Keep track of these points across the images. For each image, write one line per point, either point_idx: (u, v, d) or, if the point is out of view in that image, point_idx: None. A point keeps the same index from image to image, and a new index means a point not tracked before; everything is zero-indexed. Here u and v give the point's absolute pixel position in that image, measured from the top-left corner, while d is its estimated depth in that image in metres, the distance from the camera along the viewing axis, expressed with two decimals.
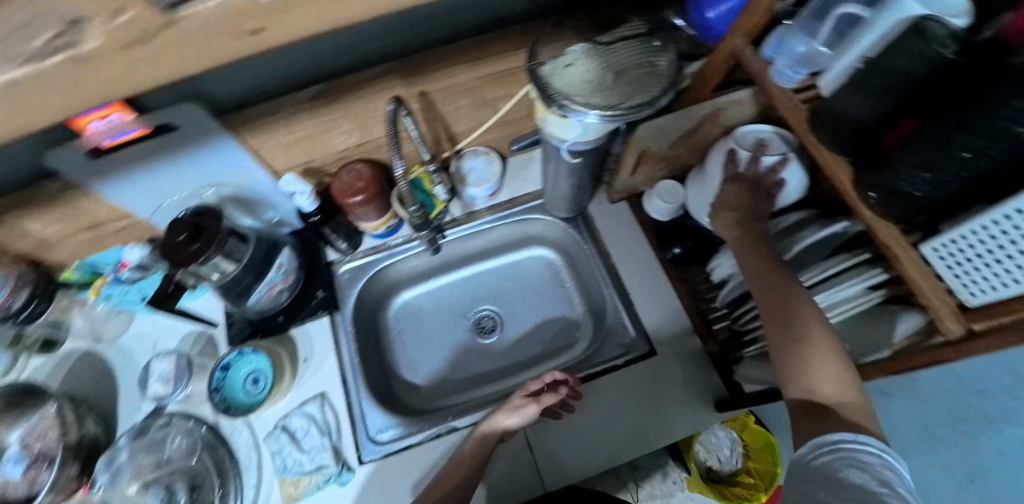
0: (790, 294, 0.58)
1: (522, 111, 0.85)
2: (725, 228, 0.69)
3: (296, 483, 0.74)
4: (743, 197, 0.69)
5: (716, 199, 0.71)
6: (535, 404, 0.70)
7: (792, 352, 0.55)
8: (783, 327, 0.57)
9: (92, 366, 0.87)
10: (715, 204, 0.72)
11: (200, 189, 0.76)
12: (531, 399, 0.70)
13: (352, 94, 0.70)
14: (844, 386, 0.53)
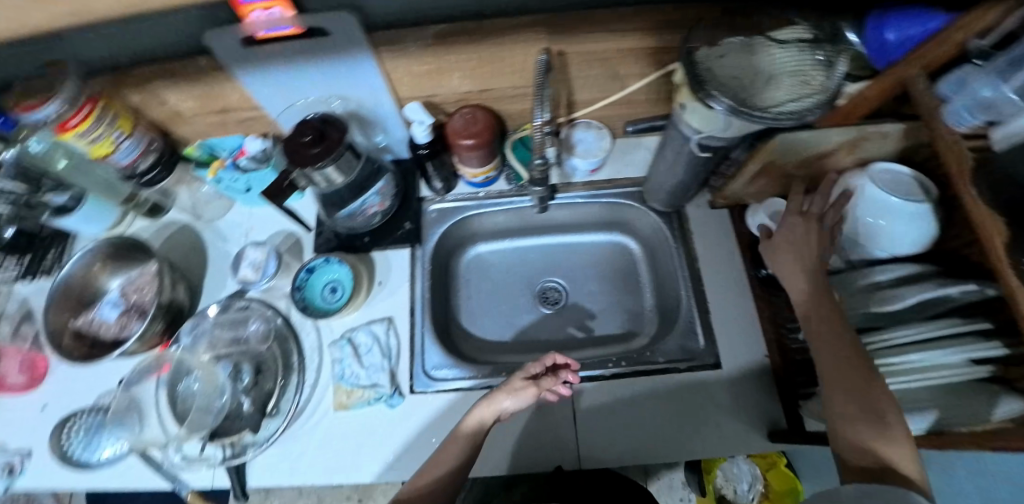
0: (853, 361, 0.56)
1: (647, 94, 0.83)
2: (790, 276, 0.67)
3: (349, 393, 0.79)
4: (811, 235, 0.67)
5: (779, 233, 0.69)
6: (533, 389, 0.69)
7: (848, 422, 0.53)
8: (852, 398, 0.54)
9: (189, 238, 0.94)
10: (775, 237, 0.70)
11: (327, 99, 0.78)
12: (529, 384, 0.69)
13: (494, 38, 0.70)
14: (911, 464, 0.50)
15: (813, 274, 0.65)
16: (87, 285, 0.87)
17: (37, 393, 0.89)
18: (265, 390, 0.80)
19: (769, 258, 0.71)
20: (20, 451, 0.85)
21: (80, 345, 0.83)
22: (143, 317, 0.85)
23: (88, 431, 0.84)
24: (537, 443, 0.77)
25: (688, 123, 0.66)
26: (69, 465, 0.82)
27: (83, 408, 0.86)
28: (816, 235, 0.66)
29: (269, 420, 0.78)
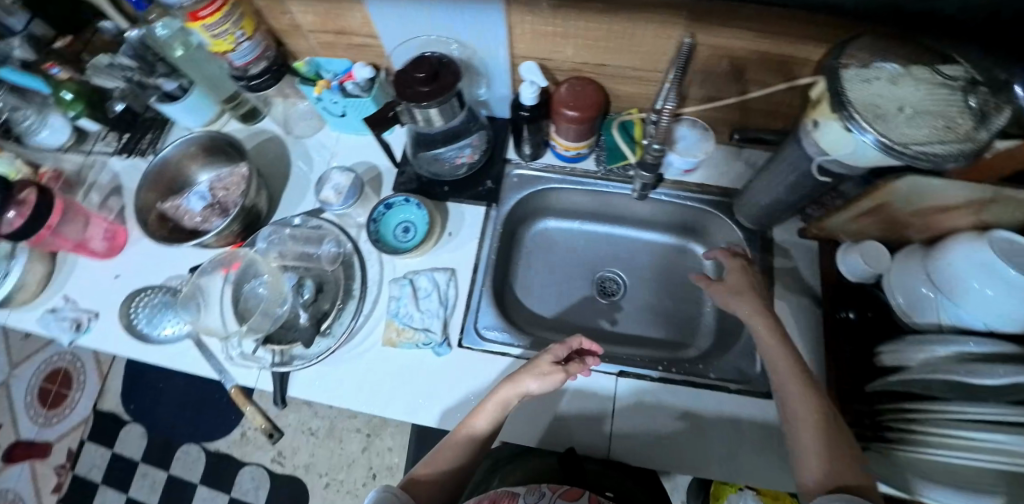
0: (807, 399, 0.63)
1: (764, 102, 0.81)
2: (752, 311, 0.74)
3: (400, 332, 0.80)
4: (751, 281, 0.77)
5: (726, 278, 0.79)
6: (561, 375, 0.69)
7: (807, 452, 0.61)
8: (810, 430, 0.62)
9: (277, 149, 0.96)
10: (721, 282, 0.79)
11: (448, 42, 0.77)
12: (558, 369, 0.69)
13: (628, 13, 0.67)
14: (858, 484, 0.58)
15: (784, 331, 0.70)
16: (177, 172, 0.91)
17: (113, 261, 0.96)
18: (321, 309, 0.83)
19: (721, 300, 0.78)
20: (89, 311, 0.92)
21: (164, 227, 0.88)
22: (225, 215, 0.88)
23: (156, 308, 0.89)
24: (570, 422, 0.78)
25: (818, 145, 0.63)
26: (134, 334, 0.88)
27: (154, 285, 0.91)
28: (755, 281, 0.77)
29: (321, 338, 0.81)
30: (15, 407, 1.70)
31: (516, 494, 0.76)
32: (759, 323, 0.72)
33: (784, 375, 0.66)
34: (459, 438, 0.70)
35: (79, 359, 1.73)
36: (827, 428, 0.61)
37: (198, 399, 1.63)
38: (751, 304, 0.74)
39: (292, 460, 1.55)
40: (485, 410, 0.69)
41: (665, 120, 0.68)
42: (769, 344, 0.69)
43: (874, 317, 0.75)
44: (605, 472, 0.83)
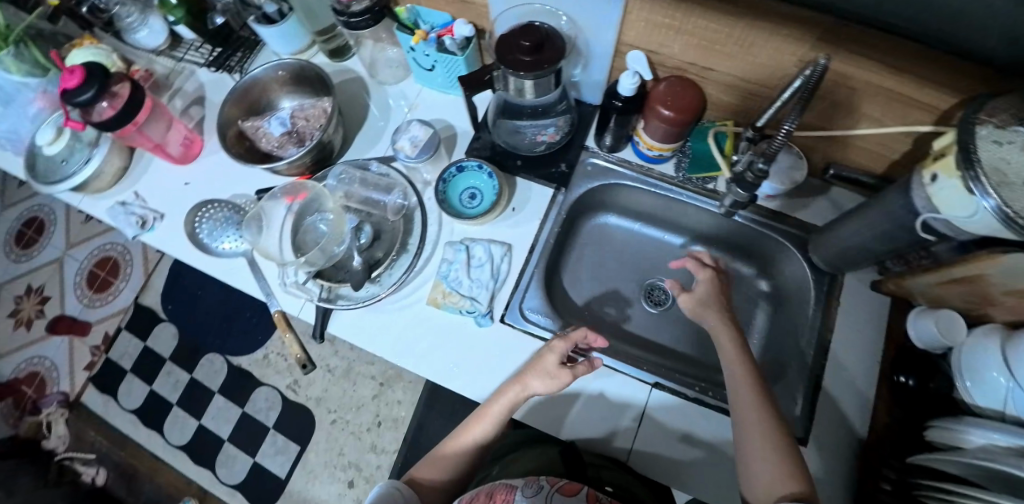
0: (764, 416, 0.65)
1: (871, 141, 0.76)
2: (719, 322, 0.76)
3: (445, 295, 0.81)
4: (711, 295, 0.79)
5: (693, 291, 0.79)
6: (568, 378, 0.71)
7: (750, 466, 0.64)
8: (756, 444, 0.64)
9: (358, 92, 0.97)
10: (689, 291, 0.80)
11: (558, 14, 0.74)
12: (566, 373, 0.71)
13: (755, 20, 0.63)
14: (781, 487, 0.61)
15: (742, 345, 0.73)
16: (261, 95, 0.93)
17: (186, 169, 0.99)
18: (375, 257, 0.84)
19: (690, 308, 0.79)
20: (155, 211, 0.96)
21: (241, 145, 0.90)
22: (300, 145, 0.90)
23: (218, 222, 0.91)
24: (595, 418, 0.78)
25: (930, 201, 0.60)
26: (195, 243, 0.91)
27: (219, 200, 0.93)
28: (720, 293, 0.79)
29: (370, 284, 0.82)
30: (66, 284, 1.81)
31: (514, 487, 0.76)
32: (726, 337, 0.74)
33: (742, 389, 0.68)
34: (453, 450, 0.77)
35: (128, 252, 1.81)
36: (772, 437, 0.64)
37: (229, 314, 1.69)
38: (719, 316, 0.76)
39: (306, 391, 1.61)
40: (485, 416, 0.74)
41: (781, 140, 0.60)
42: (731, 357, 0.72)
43: (937, 391, 0.70)
44: (605, 465, 0.84)
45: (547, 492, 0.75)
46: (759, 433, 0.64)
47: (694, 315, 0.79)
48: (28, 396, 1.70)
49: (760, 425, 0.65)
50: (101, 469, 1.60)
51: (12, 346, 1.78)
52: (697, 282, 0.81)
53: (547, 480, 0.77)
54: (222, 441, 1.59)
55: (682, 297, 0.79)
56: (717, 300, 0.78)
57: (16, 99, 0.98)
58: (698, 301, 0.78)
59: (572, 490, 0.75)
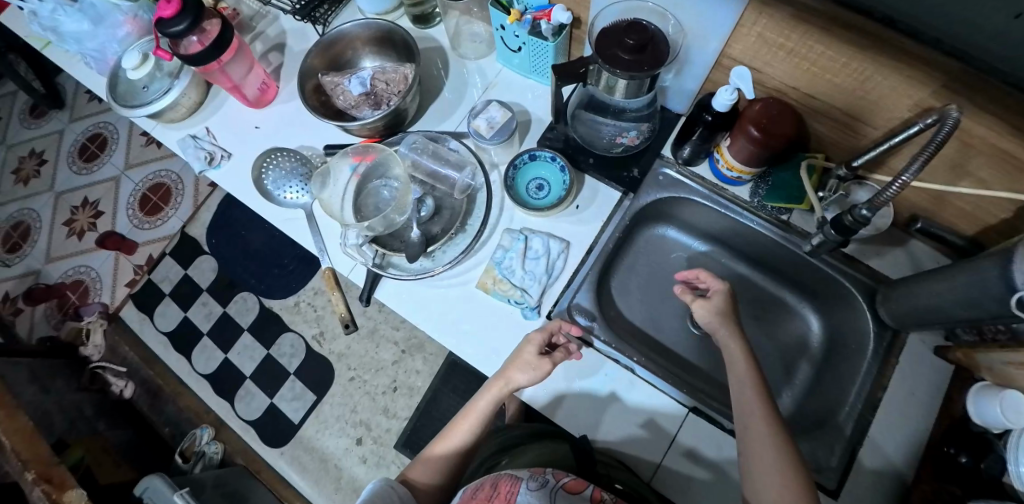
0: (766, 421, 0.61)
1: (970, 201, 0.71)
2: (727, 332, 0.72)
3: (496, 282, 0.81)
4: (724, 304, 0.75)
5: (706, 299, 0.76)
6: (550, 366, 0.72)
7: (754, 473, 0.59)
8: (755, 448, 0.60)
9: (438, 62, 0.96)
10: (700, 300, 0.77)
11: (667, 15, 0.72)
12: (546, 361, 0.72)
13: (881, 56, 0.60)
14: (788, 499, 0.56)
15: (745, 348, 0.70)
16: (345, 49, 0.94)
17: (258, 113, 1.00)
18: (432, 231, 0.84)
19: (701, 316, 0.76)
20: (223, 150, 0.97)
21: (317, 98, 0.91)
22: (376, 108, 0.90)
23: (284, 171, 0.92)
24: (625, 431, 0.75)
25: None
26: (259, 189, 0.92)
27: (286, 148, 0.94)
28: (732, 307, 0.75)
29: (423, 258, 0.82)
30: (120, 202, 1.88)
31: (519, 478, 0.67)
32: (736, 348, 0.70)
33: (749, 397, 0.64)
34: (444, 451, 0.75)
35: (181, 182, 1.86)
36: (778, 445, 0.59)
37: (267, 257, 1.72)
38: (730, 327, 0.73)
39: (330, 345, 1.64)
40: (473, 412, 0.75)
41: (896, 190, 0.58)
42: (742, 369, 0.68)
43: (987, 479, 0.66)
44: (614, 464, 0.73)
45: (551, 487, 0.65)
46: (772, 446, 0.59)
47: (708, 328, 0.75)
48: (72, 302, 1.78)
49: (770, 434, 0.60)
50: (129, 383, 1.65)
51: (64, 252, 1.86)
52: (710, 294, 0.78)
53: (552, 474, 0.67)
54: (244, 378, 1.64)
55: (695, 305, 0.77)
56: (730, 314, 0.75)
57: (106, 20, 1.00)
58: (711, 310, 0.75)
59: (577, 487, 0.66)
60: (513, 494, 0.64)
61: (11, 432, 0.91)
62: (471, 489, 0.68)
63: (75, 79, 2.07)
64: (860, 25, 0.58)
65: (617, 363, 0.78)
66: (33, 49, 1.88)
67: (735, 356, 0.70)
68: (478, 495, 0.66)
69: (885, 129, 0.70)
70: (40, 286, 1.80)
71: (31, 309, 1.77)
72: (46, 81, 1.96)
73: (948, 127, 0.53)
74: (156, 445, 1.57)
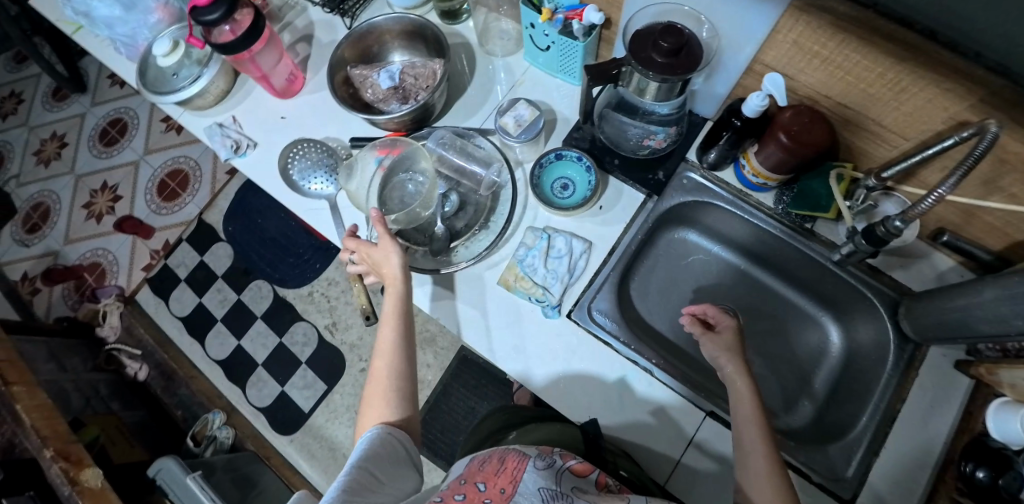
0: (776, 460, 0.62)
1: (1000, 217, 0.71)
2: (735, 368, 0.70)
3: (518, 278, 0.82)
4: (730, 338, 0.72)
5: (709, 334, 0.73)
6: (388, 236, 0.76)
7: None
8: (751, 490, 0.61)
9: (465, 59, 0.96)
10: (707, 333, 0.73)
11: (702, 21, 0.73)
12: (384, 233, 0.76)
13: (919, 67, 0.59)
14: None
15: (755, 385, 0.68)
16: (375, 42, 0.94)
17: (285, 103, 1.00)
18: (457, 226, 0.85)
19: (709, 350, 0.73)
20: (249, 139, 0.98)
21: (346, 90, 0.92)
22: (404, 102, 0.91)
23: (311, 162, 0.93)
24: (642, 429, 0.75)
25: None
26: (286, 179, 0.93)
27: (313, 140, 0.95)
28: (738, 342, 0.72)
29: (446, 254, 0.83)
30: (138, 187, 1.90)
31: (526, 455, 0.63)
32: (743, 385, 0.68)
33: (752, 436, 0.64)
34: (385, 363, 0.72)
35: (200, 168, 1.87)
36: (776, 486, 0.60)
37: (283, 246, 1.74)
38: (737, 363, 0.70)
39: (343, 335, 1.65)
40: (386, 321, 0.75)
41: (931, 203, 0.58)
42: (746, 409, 0.67)
43: (1008, 498, 0.64)
44: (620, 453, 0.72)
45: (558, 468, 0.62)
46: (770, 489, 0.60)
47: (714, 360, 0.73)
48: (90, 283, 1.80)
49: (767, 479, 0.61)
50: (144, 366, 1.67)
51: (82, 234, 1.88)
52: (719, 326, 0.74)
53: (559, 455, 0.65)
54: (256, 364, 1.66)
55: (705, 340, 0.73)
56: (740, 349, 0.72)
57: (138, 6, 1.01)
58: (720, 345, 0.72)
59: (584, 470, 0.63)
60: (520, 471, 0.60)
61: (31, 408, 0.92)
62: (478, 460, 0.63)
63: (98, 64, 2.09)
64: (899, 35, 0.58)
65: (636, 364, 0.78)
66: (58, 32, 1.90)
67: (745, 393, 0.68)
68: (485, 468, 0.61)
69: (917, 141, 0.70)
70: (59, 266, 1.83)
71: (50, 289, 1.80)
72: (70, 65, 1.98)
73: (985, 142, 0.54)
74: (168, 427, 1.59)
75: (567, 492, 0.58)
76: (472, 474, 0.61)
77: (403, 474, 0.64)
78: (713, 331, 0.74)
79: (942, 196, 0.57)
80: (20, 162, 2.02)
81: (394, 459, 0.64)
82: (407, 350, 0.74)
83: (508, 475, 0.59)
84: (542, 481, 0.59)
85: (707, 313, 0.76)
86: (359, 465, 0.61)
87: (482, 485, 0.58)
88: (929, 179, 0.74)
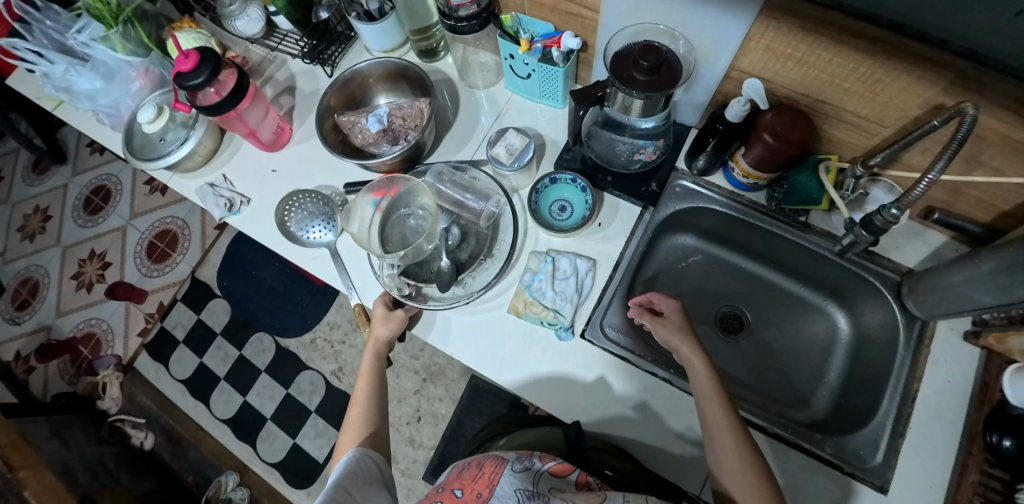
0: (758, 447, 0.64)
1: (985, 189, 0.73)
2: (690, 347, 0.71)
3: (527, 304, 0.82)
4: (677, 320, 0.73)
5: (657, 321, 0.73)
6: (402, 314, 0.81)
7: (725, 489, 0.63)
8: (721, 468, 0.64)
9: (449, 94, 0.98)
10: (654, 319, 0.74)
11: (677, 35, 0.75)
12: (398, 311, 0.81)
13: (891, 58, 0.62)
14: None
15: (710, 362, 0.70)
16: (359, 87, 0.96)
17: (273, 155, 1.01)
18: (460, 259, 0.86)
19: (662, 336, 0.73)
20: (242, 195, 0.99)
21: (336, 137, 0.93)
22: (395, 143, 0.92)
23: (309, 211, 0.93)
24: (668, 436, 0.75)
25: None
26: (284, 231, 0.93)
27: (307, 190, 0.96)
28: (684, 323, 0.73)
29: (454, 287, 0.84)
30: (127, 252, 1.88)
31: (504, 459, 0.67)
32: (700, 366, 0.69)
33: (714, 413, 0.66)
34: (360, 411, 0.76)
35: (188, 226, 1.86)
36: (744, 455, 0.63)
37: (280, 295, 1.72)
38: (690, 342, 0.71)
39: (350, 379, 1.62)
40: (362, 376, 0.80)
41: (924, 188, 0.60)
42: (705, 385, 0.68)
43: None
44: (606, 450, 0.76)
45: (536, 470, 0.66)
46: (741, 463, 0.62)
47: (666, 344, 0.73)
48: (85, 355, 1.76)
49: (735, 453, 0.63)
50: (149, 433, 1.64)
51: (74, 305, 1.85)
52: (664, 311, 0.75)
53: (539, 457, 0.68)
54: (265, 419, 1.62)
55: (653, 327, 0.73)
56: (690, 329, 0.73)
57: (118, 75, 1.01)
58: (670, 329, 0.73)
59: (563, 470, 0.66)
60: (497, 475, 0.64)
61: (40, 493, 0.88)
62: (459, 468, 0.68)
63: (76, 133, 2.09)
64: (869, 31, 0.61)
65: (655, 376, 0.77)
66: (34, 108, 1.91)
67: (701, 374, 0.69)
68: (463, 474, 0.66)
69: (895, 128, 0.73)
70: (52, 341, 1.79)
71: (44, 366, 1.76)
72: (47, 137, 1.98)
73: (966, 125, 0.57)
74: (180, 494, 1.55)
75: (543, 491, 0.61)
76: (451, 481, 0.66)
77: (378, 495, 0.66)
78: (661, 316, 0.74)
79: (934, 180, 0.59)
80: (4, 240, 1.99)
81: (369, 478, 0.67)
82: (380, 398, 0.78)
83: (485, 479, 0.64)
84: (518, 483, 0.63)
85: (652, 300, 0.76)
86: (337, 484, 0.64)
87: (459, 491, 0.64)
88: (914, 162, 0.76)
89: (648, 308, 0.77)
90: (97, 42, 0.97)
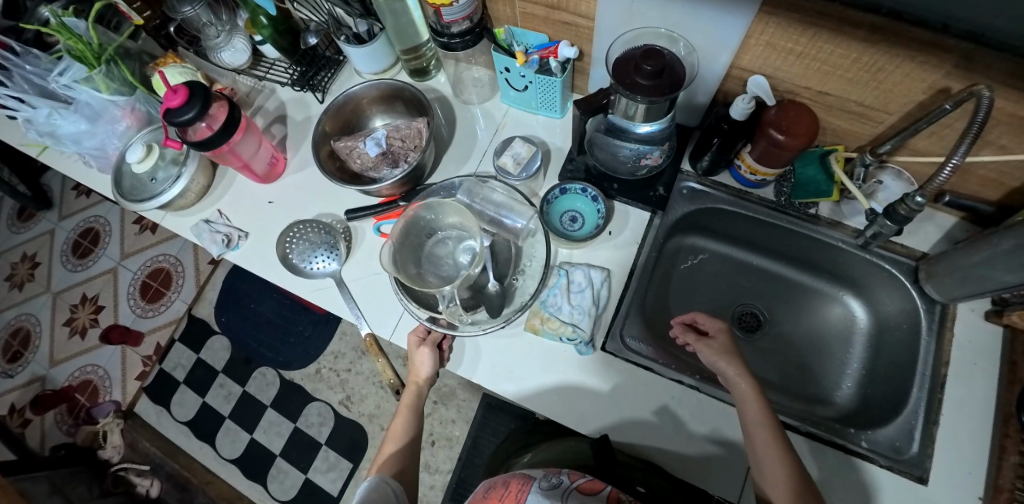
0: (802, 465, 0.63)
1: (994, 168, 0.73)
2: (738, 375, 0.68)
3: (544, 320, 0.80)
4: (721, 340, 0.71)
5: (705, 345, 0.72)
6: (427, 348, 0.79)
7: None
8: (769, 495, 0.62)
9: (445, 111, 0.97)
10: (700, 341, 0.72)
11: (675, 35, 0.74)
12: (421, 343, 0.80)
13: (895, 43, 0.61)
14: None
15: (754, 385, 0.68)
16: (354, 111, 0.95)
17: (269, 187, 0.99)
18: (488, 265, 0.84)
19: (705, 357, 0.72)
20: (239, 230, 0.96)
21: (334, 164, 0.91)
22: (395, 166, 0.90)
23: (310, 242, 0.91)
24: (697, 443, 0.73)
25: None
26: (286, 264, 0.91)
27: (306, 220, 0.93)
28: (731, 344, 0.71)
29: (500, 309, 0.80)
30: (120, 294, 1.83)
31: (531, 477, 0.65)
32: (747, 389, 0.67)
33: (764, 440, 0.64)
34: (393, 446, 0.77)
35: (181, 264, 1.83)
36: (793, 487, 0.61)
37: (281, 327, 1.69)
38: (737, 366, 0.69)
39: (359, 407, 1.59)
40: (401, 412, 0.81)
41: (948, 175, 0.59)
42: (752, 411, 0.66)
43: None
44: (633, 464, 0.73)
45: (565, 488, 0.63)
46: (787, 491, 0.61)
47: (709, 364, 0.72)
48: (82, 404, 1.71)
49: (782, 481, 0.61)
50: (154, 480, 1.59)
51: (67, 354, 1.79)
52: (709, 332, 0.73)
53: (567, 474, 0.65)
54: (274, 455, 1.58)
55: (698, 346, 0.72)
56: (738, 352, 0.70)
57: (102, 116, 0.99)
58: (716, 350, 0.71)
59: (594, 488, 0.63)
60: (523, 493, 0.63)
61: None
62: (485, 486, 0.67)
63: (60, 178, 2.05)
64: (867, 20, 0.60)
65: (681, 384, 0.75)
66: (16, 155, 1.86)
67: (747, 398, 0.67)
68: (489, 494, 0.64)
69: (901, 114, 0.72)
70: (47, 392, 1.74)
71: (41, 418, 1.71)
72: (31, 184, 1.93)
73: (983, 108, 0.56)
74: None
75: None
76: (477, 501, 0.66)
77: None
78: (708, 337, 0.73)
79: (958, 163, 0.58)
80: None
81: None
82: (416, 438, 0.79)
83: (512, 498, 0.63)
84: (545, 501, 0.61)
85: (696, 319, 0.74)
86: None
87: None
88: (921, 146, 0.76)
89: (692, 326, 0.76)
90: (79, 85, 0.94)
